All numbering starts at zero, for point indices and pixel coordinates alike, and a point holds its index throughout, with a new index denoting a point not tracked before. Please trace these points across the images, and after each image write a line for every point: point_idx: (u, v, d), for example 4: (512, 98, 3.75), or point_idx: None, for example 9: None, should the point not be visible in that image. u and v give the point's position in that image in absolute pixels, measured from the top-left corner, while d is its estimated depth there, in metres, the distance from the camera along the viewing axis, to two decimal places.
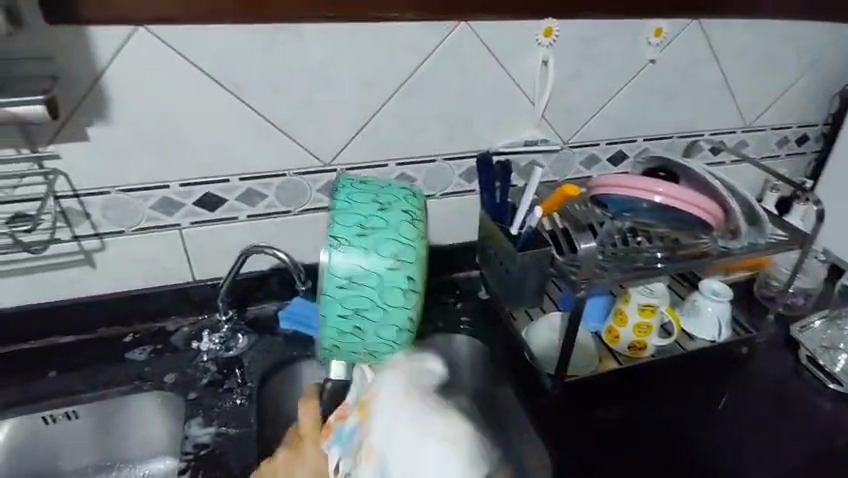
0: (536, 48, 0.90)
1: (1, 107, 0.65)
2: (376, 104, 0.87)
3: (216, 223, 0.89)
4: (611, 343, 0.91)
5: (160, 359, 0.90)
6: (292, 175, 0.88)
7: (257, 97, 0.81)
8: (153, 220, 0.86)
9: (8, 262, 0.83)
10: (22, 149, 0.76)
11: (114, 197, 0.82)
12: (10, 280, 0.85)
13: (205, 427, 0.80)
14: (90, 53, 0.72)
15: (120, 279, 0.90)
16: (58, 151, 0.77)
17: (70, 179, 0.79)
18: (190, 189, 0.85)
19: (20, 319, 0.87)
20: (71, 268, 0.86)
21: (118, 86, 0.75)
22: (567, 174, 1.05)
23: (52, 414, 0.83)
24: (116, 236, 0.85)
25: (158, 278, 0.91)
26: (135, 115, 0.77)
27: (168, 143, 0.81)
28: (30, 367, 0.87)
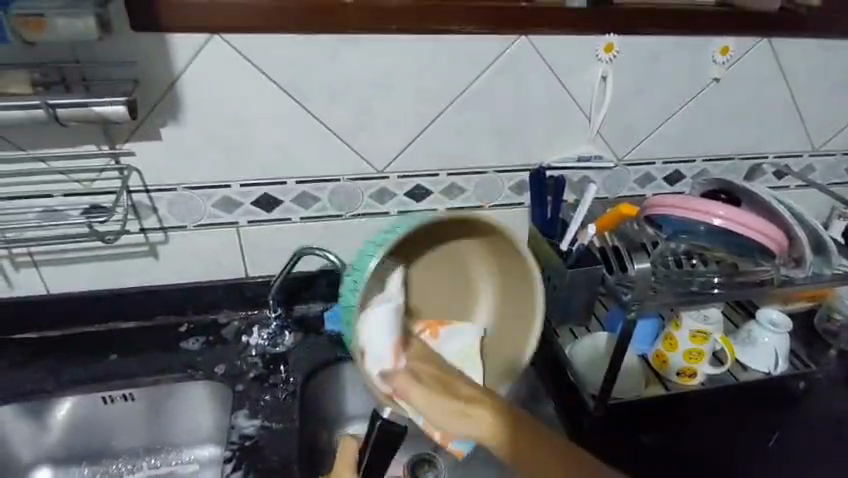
0: (595, 63, 0.89)
1: (88, 107, 0.70)
2: (431, 115, 0.88)
3: (271, 223, 0.92)
4: (659, 368, 0.88)
5: (211, 351, 0.94)
6: (345, 181, 0.91)
7: (318, 103, 0.84)
8: (214, 217, 0.90)
9: (81, 249, 0.89)
10: (102, 145, 0.81)
11: (180, 194, 0.87)
12: (82, 266, 0.90)
13: (251, 418, 0.83)
14: (169, 58, 0.77)
15: (180, 272, 0.94)
16: (133, 149, 0.82)
17: (142, 176, 0.84)
18: (249, 189, 0.89)
19: (88, 303, 0.93)
20: (136, 258, 0.91)
21: (191, 89, 0.79)
22: (620, 192, 1.03)
23: (111, 395, 0.88)
24: (179, 230, 0.90)
25: (214, 272, 0.96)
26: (204, 117, 0.82)
27: (232, 144, 0.84)
28: (95, 349, 0.93)
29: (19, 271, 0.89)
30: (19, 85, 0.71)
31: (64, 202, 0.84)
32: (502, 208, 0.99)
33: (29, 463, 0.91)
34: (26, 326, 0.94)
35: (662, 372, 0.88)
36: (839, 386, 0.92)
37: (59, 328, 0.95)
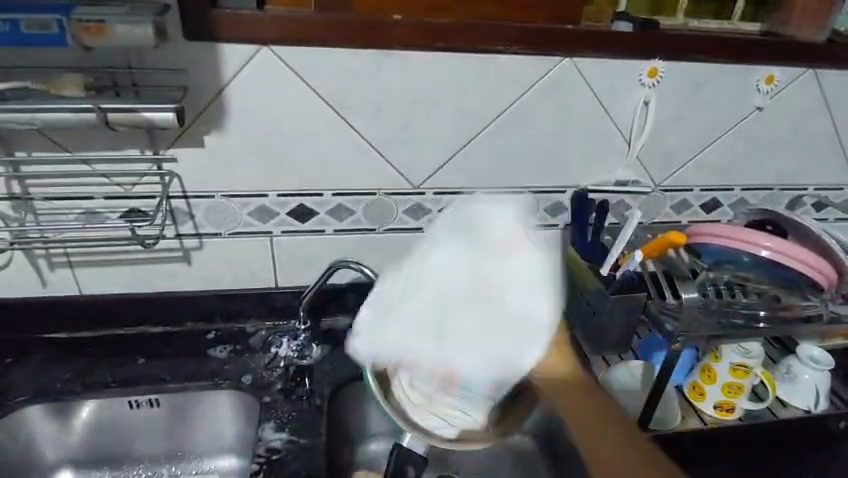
0: (638, 88, 0.89)
1: (138, 113, 0.71)
2: (471, 133, 0.88)
3: (305, 234, 0.92)
4: (695, 401, 0.85)
5: (238, 360, 0.93)
6: (381, 195, 0.91)
7: (360, 116, 0.84)
8: (249, 225, 0.90)
9: (118, 252, 0.90)
10: (146, 150, 0.82)
11: (217, 201, 0.87)
12: (116, 268, 0.91)
13: (278, 431, 0.82)
14: (218, 68, 0.77)
15: (211, 278, 0.94)
16: (176, 155, 0.83)
17: (182, 182, 0.85)
18: (286, 199, 0.89)
19: (120, 305, 0.93)
20: (170, 264, 0.92)
21: (236, 98, 0.80)
22: (656, 217, 1.01)
23: (137, 400, 0.88)
24: (213, 237, 0.90)
25: (245, 281, 0.95)
26: (247, 127, 0.82)
27: (275, 155, 0.85)
28: (123, 352, 0.92)
29: (53, 271, 0.90)
30: (73, 88, 0.72)
31: (104, 205, 0.85)
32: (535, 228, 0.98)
33: (51, 464, 0.90)
34: (58, 326, 0.94)
35: (698, 405, 0.85)
36: None
37: (89, 329, 0.95)
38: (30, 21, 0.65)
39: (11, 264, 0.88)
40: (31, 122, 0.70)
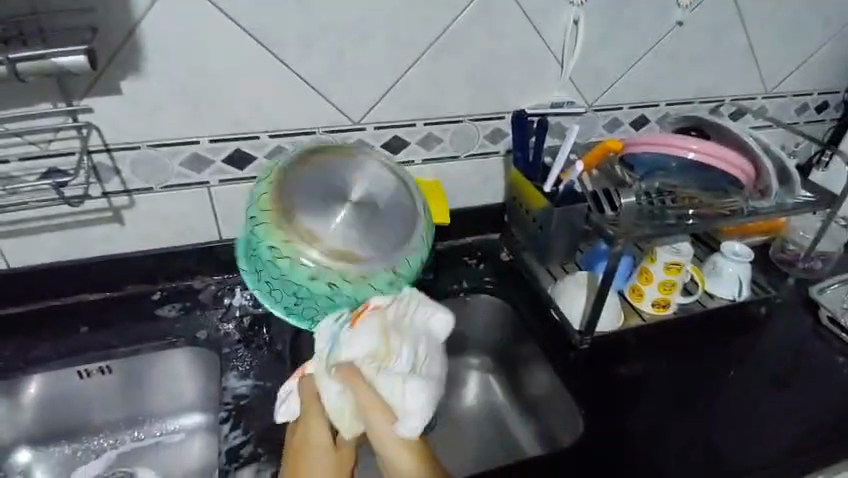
0: (567, 7, 0.89)
1: (44, 58, 0.65)
2: (407, 63, 0.86)
3: (245, 181, 0.89)
4: (635, 301, 0.93)
5: (190, 316, 0.90)
6: (320, 133, 0.88)
7: (290, 51, 0.80)
8: (183, 177, 0.85)
9: (40, 218, 0.83)
10: (56, 102, 0.75)
11: (144, 153, 0.82)
12: (41, 236, 0.84)
13: (243, 379, 0.82)
14: (127, 4, 0.71)
15: (149, 237, 0.90)
16: (92, 105, 0.76)
17: (102, 134, 0.79)
18: (220, 146, 0.85)
19: (50, 274, 0.87)
20: (102, 226, 0.86)
21: (152, 37, 0.74)
22: (590, 138, 1.05)
23: (87, 369, 0.84)
24: (146, 193, 0.85)
25: (187, 236, 0.91)
26: (169, 69, 0.77)
27: (201, 98, 0.80)
28: (63, 323, 0.87)
29: None
30: None
31: (21, 168, 0.78)
32: (478, 157, 1.00)
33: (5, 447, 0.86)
34: None
35: (637, 305, 0.93)
36: (798, 308, 0.98)
37: (20, 304, 0.89)
38: None
39: None
40: None
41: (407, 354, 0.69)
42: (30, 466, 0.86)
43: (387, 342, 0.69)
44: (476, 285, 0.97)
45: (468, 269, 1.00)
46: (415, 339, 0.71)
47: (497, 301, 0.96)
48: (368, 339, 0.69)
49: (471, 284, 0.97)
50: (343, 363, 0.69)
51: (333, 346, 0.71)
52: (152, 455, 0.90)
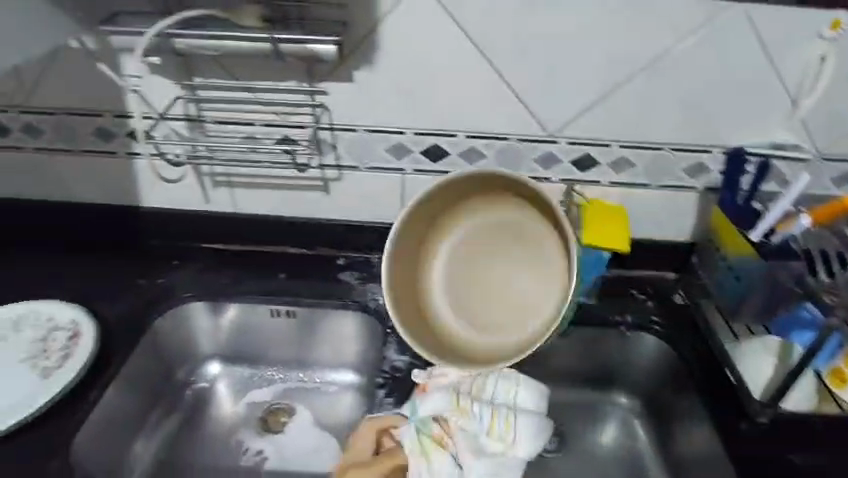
0: (814, 41, 0.80)
1: (304, 44, 0.77)
2: (615, 82, 0.85)
3: (436, 174, 0.95)
4: (834, 387, 0.79)
5: (365, 285, 1.00)
6: (513, 141, 0.91)
7: (503, 59, 0.84)
8: (385, 162, 0.95)
9: (269, 176, 0.99)
10: (302, 82, 0.89)
11: (359, 135, 0.93)
12: (266, 191, 1.00)
13: (401, 353, 0.89)
14: (374, 4, 0.81)
15: (345, 208, 1.01)
16: (328, 89, 0.89)
17: (330, 114, 0.91)
18: (421, 138, 0.92)
19: (265, 224, 1.03)
20: (311, 192, 1.00)
21: (388, 34, 0.83)
22: (813, 190, 0.91)
23: (277, 309, 0.99)
24: (352, 170, 0.96)
25: (374, 213, 1.01)
26: (394, 64, 0.86)
27: (415, 93, 0.88)
28: (265, 266, 1.02)
29: (216, 188, 1.01)
30: (251, 18, 0.77)
31: (262, 131, 0.94)
32: (672, 189, 0.94)
33: (205, 356, 1.03)
34: (212, 238, 1.05)
35: (838, 393, 0.79)
36: None
37: (235, 244, 1.05)
38: None
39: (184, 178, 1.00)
40: (214, 48, 0.77)
41: (490, 402, 0.81)
42: (218, 377, 1.03)
43: (465, 399, 0.81)
44: (641, 322, 0.92)
45: (632, 301, 0.95)
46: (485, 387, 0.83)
47: (661, 344, 0.90)
48: (446, 393, 0.81)
49: (636, 320, 0.92)
50: (443, 422, 0.79)
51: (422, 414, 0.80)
52: (309, 398, 1.02)
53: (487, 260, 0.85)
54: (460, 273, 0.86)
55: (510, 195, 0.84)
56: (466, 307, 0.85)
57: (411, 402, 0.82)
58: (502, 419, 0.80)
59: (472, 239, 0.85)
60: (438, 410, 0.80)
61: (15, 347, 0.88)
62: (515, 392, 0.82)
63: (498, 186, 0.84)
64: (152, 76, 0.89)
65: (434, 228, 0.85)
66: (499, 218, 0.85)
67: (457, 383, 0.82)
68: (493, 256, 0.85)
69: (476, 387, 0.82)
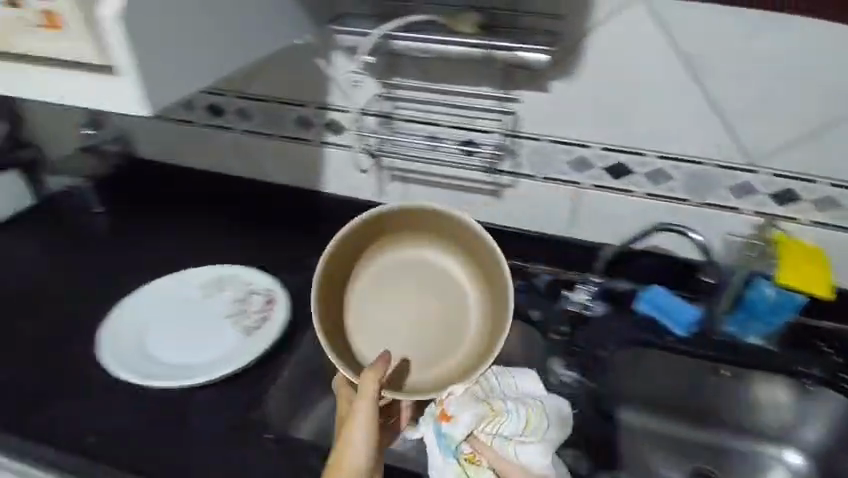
0: None
1: (515, 52, 0.79)
2: (840, 114, 0.79)
3: (616, 192, 0.95)
4: None
5: (524, 295, 0.99)
6: (709, 166, 0.88)
7: (714, 81, 0.81)
8: (564, 174, 0.96)
9: (443, 176, 1.02)
10: (496, 89, 0.90)
11: (543, 145, 0.94)
12: (437, 190, 1.04)
13: (569, 368, 0.91)
14: (587, 18, 0.81)
15: (513, 215, 1.04)
16: (521, 96, 0.90)
17: (517, 120, 0.93)
18: (608, 154, 0.92)
19: None
20: (483, 195, 1.03)
21: (595, 46, 0.83)
22: None
23: None
24: (528, 179, 0.98)
25: (540, 221, 1.03)
26: (595, 78, 0.86)
27: (610, 108, 0.87)
28: None
29: (391, 182, 1.07)
30: (467, 24, 0.79)
31: (446, 132, 0.97)
32: None
33: None
34: None
35: None
36: None
37: None
38: None
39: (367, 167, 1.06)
40: (427, 51, 0.80)
41: (536, 403, 0.71)
42: None
43: (494, 401, 0.69)
44: (830, 375, 0.85)
45: (820, 354, 0.87)
46: (500, 384, 0.74)
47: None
48: (471, 407, 0.69)
49: (825, 372, 0.85)
50: (473, 439, 0.68)
51: (448, 445, 0.68)
52: None
53: (383, 304, 0.81)
54: (398, 322, 0.81)
55: (431, 234, 0.81)
56: (419, 347, 0.80)
57: (440, 436, 0.68)
58: (535, 406, 0.70)
59: (372, 279, 0.81)
60: (471, 430, 0.67)
61: (218, 302, 0.96)
62: (537, 380, 0.76)
63: (391, 231, 0.81)
64: (355, 71, 0.95)
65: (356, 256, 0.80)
66: (412, 256, 0.82)
67: (461, 390, 0.71)
68: (405, 303, 0.82)
69: (488, 387, 0.73)
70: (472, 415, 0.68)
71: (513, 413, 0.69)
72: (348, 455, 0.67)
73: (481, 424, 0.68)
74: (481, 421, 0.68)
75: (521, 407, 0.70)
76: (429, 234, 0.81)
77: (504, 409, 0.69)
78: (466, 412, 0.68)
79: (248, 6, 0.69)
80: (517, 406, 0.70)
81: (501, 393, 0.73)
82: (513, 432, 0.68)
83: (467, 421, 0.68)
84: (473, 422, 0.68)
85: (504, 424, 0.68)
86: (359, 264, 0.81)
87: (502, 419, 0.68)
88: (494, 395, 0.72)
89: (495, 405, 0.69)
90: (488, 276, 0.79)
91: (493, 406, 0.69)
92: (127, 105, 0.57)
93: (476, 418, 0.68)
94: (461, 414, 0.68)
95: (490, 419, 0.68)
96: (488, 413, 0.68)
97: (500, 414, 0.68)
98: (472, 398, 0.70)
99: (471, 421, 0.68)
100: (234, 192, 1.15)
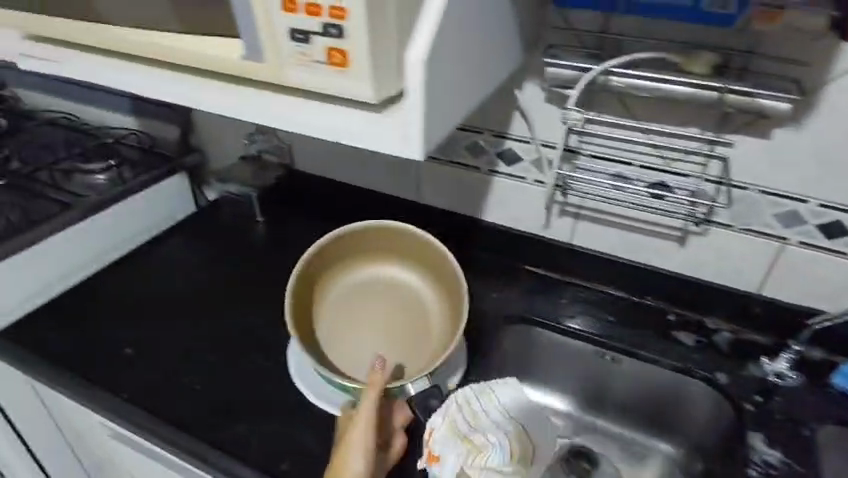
0: None
1: (754, 99, 0.71)
2: None
3: (826, 252, 0.87)
4: None
5: (706, 353, 0.95)
6: None
7: None
8: (766, 226, 0.89)
9: (622, 216, 0.97)
10: (705, 131, 0.83)
11: (748, 195, 0.87)
12: (611, 230, 1.00)
13: (771, 447, 0.83)
14: (837, 65, 0.72)
15: (695, 263, 0.98)
16: (735, 141, 0.83)
17: (723, 167, 0.86)
18: (825, 212, 0.84)
19: (602, 263, 1.03)
20: (664, 240, 0.97)
21: (838, 95, 0.74)
22: None
23: (604, 353, 0.96)
24: (723, 228, 0.92)
25: (725, 275, 0.97)
26: (829, 131, 0.77)
27: (841, 164, 0.79)
28: (596, 306, 1.02)
29: (560, 217, 1.02)
30: (702, 66, 0.73)
31: (636, 172, 0.91)
32: None
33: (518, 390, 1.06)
34: (536, 262, 1.08)
35: None
36: None
37: (560, 273, 1.06)
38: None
39: (531, 192, 1.02)
40: (650, 90, 0.75)
41: (493, 426, 0.73)
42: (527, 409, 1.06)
43: (461, 430, 0.71)
44: None
45: None
46: (469, 408, 0.74)
47: None
48: (452, 441, 0.70)
49: None
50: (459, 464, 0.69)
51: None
52: (617, 448, 1.02)
53: (349, 317, 0.88)
54: (363, 330, 0.87)
55: (377, 254, 0.90)
56: (388, 344, 0.86)
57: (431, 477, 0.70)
58: (512, 433, 0.73)
59: (335, 294, 0.88)
60: (461, 468, 0.68)
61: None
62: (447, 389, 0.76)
63: (335, 253, 0.87)
64: (544, 101, 0.90)
65: (326, 276, 0.88)
66: (363, 280, 0.90)
67: (453, 419, 0.72)
68: (365, 323, 0.87)
69: (476, 419, 0.73)
70: (444, 446, 0.70)
71: (470, 397, 0.75)
72: (347, 460, 0.67)
73: (450, 439, 0.70)
74: (449, 441, 0.70)
75: (461, 418, 0.72)
76: (351, 254, 0.90)
77: (456, 405, 0.73)
78: (447, 451, 0.70)
79: (499, 33, 0.64)
80: (464, 405, 0.74)
81: (480, 422, 0.73)
82: (473, 421, 0.72)
83: (452, 452, 0.69)
84: (452, 454, 0.69)
85: (480, 423, 0.73)
86: (325, 276, 0.88)
87: (474, 425, 0.72)
88: (455, 419, 0.72)
89: (452, 436, 0.70)
90: (386, 256, 0.91)
91: (456, 430, 0.71)
92: (380, 140, 0.53)
93: (454, 449, 0.69)
94: (448, 460, 0.69)
95: (458, 437, 0.70)
96: (458, 433, 0.70)
97: (476, 415, 0.73)
98: (447, 433, 0.71)
99: (452, 447, 0.70)
100: (390, 211, 1.15)
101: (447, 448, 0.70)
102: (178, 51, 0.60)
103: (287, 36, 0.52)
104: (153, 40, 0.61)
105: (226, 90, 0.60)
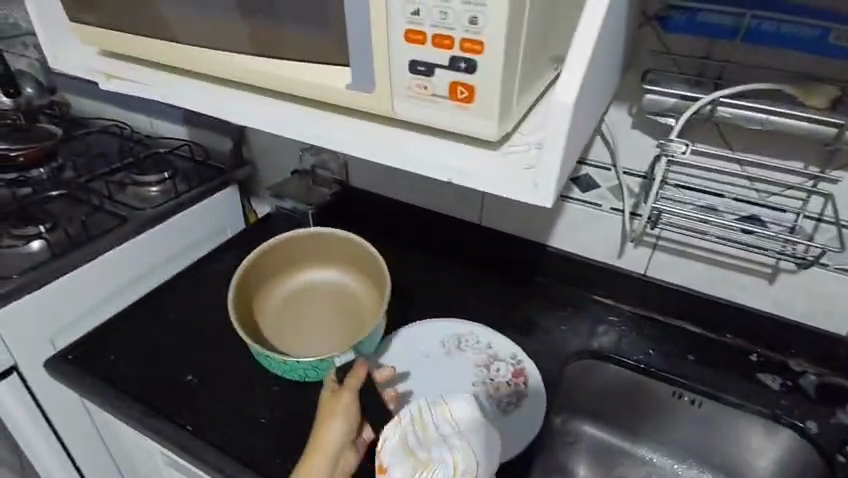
0: None
1: None
2: None
3: None
4: None
5: (793, 398, 0.89)
6: None
7: None
8: None
9: (707, 249, 0.92)
10: (810, 166, 0.78)
11: None
12: (693, 263, 0.94)
13: None
14: None
15: (782, 302, 0.91)
16: (842, 177, 0.77)
17: (826, 204, 0.80)
18: None
19: (677, 298, 0.97)
20: (748, 275, 0.91)
21: None
22: None
23: (680, 392, 0.92)
24: (819, 267, 0.85)
25: (819, 316, 0.89)
26: None
27: None
28: (670, 342, 0.97)
29: (636, 247, 0.96)
30: (821, 100, 0.67)
31: (728, 205, 0.86)
32: None
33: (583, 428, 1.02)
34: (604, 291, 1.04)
35: None
36: None
37: (631, 305, 1.02)
38: (842, 32, 0.60)
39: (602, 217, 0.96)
40: (758, 121, 0.69)
41: (442, 440, 0.63)
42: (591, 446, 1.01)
43: (421, 451, 0.62)
44: None
45: None
46: (425, 421, 0.65)
47: None
48: (400, 457, 0.61)
49: None
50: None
51: None
52: None
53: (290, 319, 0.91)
54: (294, 320, 0.91)
55: (293, 265, 0.96)
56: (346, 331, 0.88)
57: None
58: (459, 449, 0.62)
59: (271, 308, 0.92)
60: None
61: (458, 362, 0.90)
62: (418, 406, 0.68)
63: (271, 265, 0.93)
64: (631, 128, 0.85)
65: (263, 295, 0.92)
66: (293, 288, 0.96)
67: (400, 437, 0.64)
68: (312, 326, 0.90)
69: (425, 432, 0.64)
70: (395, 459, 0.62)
71: (424, 415, 0.65)
72: (328, 426, 0.66)
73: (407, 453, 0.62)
74: (401, 455, 0.62)
75: (416, 431, 0.64)
76: (284, 272, 0.95)
77: (413, 418, 0.65)
78: (392, 459, 0.62)
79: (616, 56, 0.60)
80: (421, 420, 0.65)
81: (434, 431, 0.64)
82: (423, 431, 0.64)
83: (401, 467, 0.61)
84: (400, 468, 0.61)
85: (434, 433, 0.63)
86: (263, 296, 0.92)
87: (429, 437, 0.63)
88: (411, 429, 0.64)
89: (404, 446, 0.63)
90: (312, 264, 0.97)
91: (405, 438, 0.63)
92: (510, 188, 0.49)
93: (403, 459, 0.61)
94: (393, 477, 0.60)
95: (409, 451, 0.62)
96: (410, 448, 0.62)
97: (426, 421, 0.65)
98: (398, 442, 0.63)
99: (400, 461, 0.61)
100: (449, 232, 1.11)
101: (397, 460, 0.61)
102: (294, 81, 0.59)
103: (407, 68, 0.48)
104: (265, 70, 0.60)
105: (332, 123, 0.58)
